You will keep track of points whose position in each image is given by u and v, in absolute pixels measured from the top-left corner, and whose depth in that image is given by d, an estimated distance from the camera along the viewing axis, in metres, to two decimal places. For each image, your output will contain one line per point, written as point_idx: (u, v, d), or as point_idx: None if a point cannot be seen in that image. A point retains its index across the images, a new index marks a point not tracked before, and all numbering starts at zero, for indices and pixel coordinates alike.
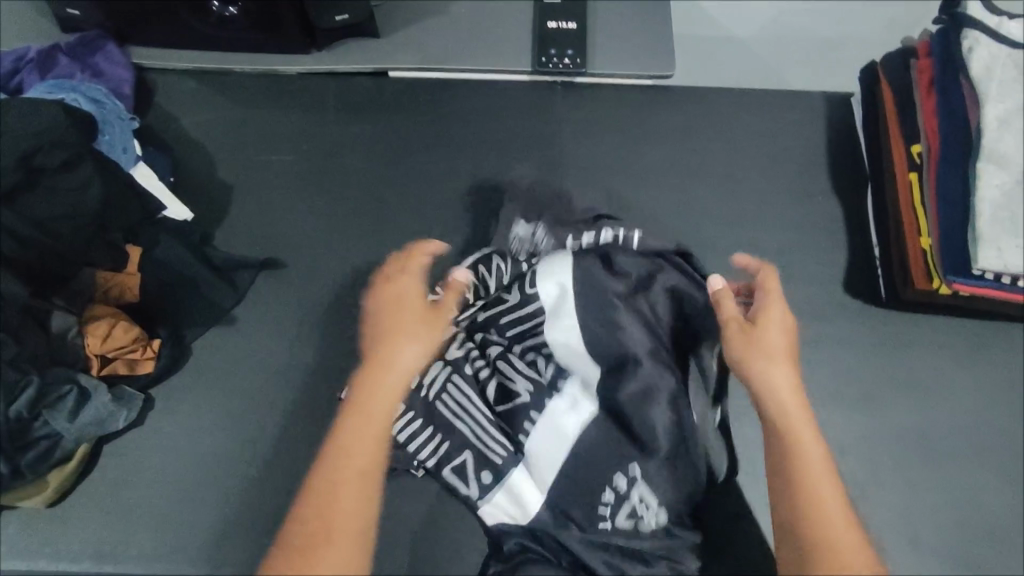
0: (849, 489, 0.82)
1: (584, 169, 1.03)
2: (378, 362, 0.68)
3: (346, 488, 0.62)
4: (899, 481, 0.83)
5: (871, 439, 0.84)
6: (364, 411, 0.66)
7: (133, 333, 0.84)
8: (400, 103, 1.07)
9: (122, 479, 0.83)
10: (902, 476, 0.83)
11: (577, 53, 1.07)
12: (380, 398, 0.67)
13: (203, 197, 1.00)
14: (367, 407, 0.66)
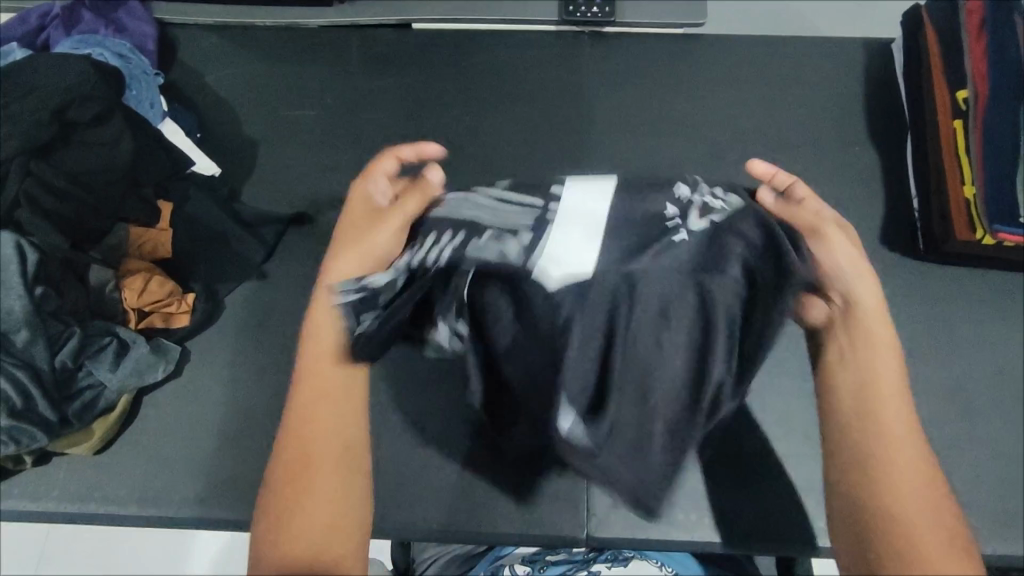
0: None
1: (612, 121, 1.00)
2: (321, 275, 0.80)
3: (314, 439, 0.69)
4: (933, 433, 0.82)
5: None
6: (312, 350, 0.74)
7: (169, 287, 0.85)
8: (423, 55, 1.05)
9: (162, 428, 0.85)
10: (937, 429, 0.82)
11: (605, 1, 1.04)
12: (325, 331, 0.75)
13: (228, 152, 0.99)
14: (318, 356, 0.74)
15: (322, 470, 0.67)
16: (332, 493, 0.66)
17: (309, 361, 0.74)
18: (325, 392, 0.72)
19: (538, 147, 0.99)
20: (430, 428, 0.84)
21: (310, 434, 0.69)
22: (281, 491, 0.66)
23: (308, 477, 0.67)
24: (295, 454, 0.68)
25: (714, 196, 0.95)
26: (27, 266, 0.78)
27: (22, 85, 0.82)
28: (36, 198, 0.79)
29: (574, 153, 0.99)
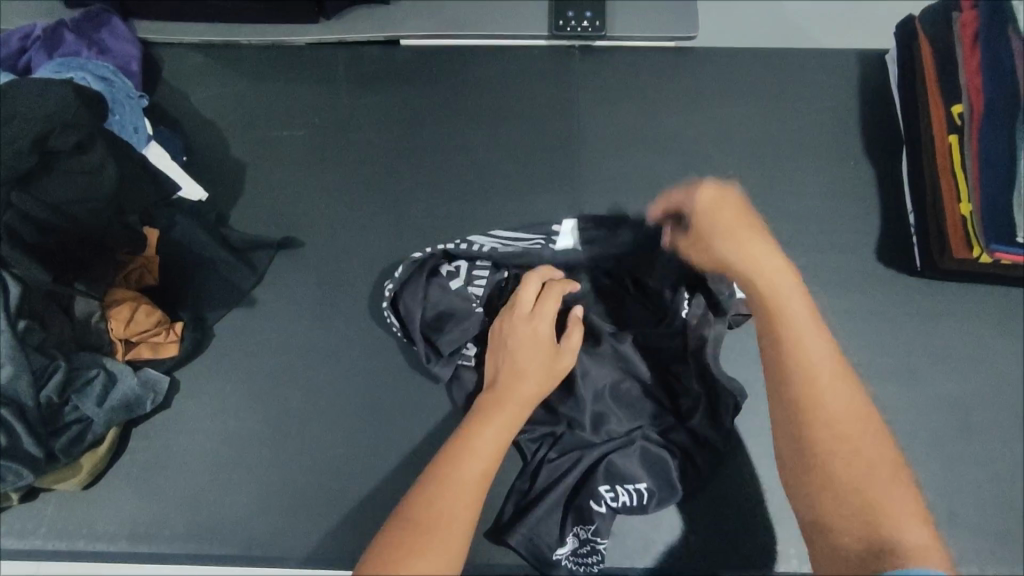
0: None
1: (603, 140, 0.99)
2: (508, 374, 0.77)
3: (451, 490, 0.63)
4: (933, 456, 0.81)
5: (904, 412, 0.83)
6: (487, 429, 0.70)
7: (156, 317, 0.84)
8: (412, 72, 1.03)
9: (152, 460, 0.84)
10: (937, 450, 0.81)
11: (596, 15, 1.03)
12: (501, 421, 0.72)
13: (215, 175, 0.97)
14: (488, 421, 0.72)
15: (453, 528, 0.60)
16: (437, 543, 0.58)
17: (475, 422, 0.72)
18: (479, 451, 0.68)
19: (530, 166, 0.98)
20: (424, 456, 0.83)
21: (455, 486, 0.64)
22: (407, 525, 0.60)
23: (438, 530, 0.60)
24: (428, 491, 0.63)
25: None
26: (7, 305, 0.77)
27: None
28: (19, 232, 0.78)
29: (566, 171, 0.97)
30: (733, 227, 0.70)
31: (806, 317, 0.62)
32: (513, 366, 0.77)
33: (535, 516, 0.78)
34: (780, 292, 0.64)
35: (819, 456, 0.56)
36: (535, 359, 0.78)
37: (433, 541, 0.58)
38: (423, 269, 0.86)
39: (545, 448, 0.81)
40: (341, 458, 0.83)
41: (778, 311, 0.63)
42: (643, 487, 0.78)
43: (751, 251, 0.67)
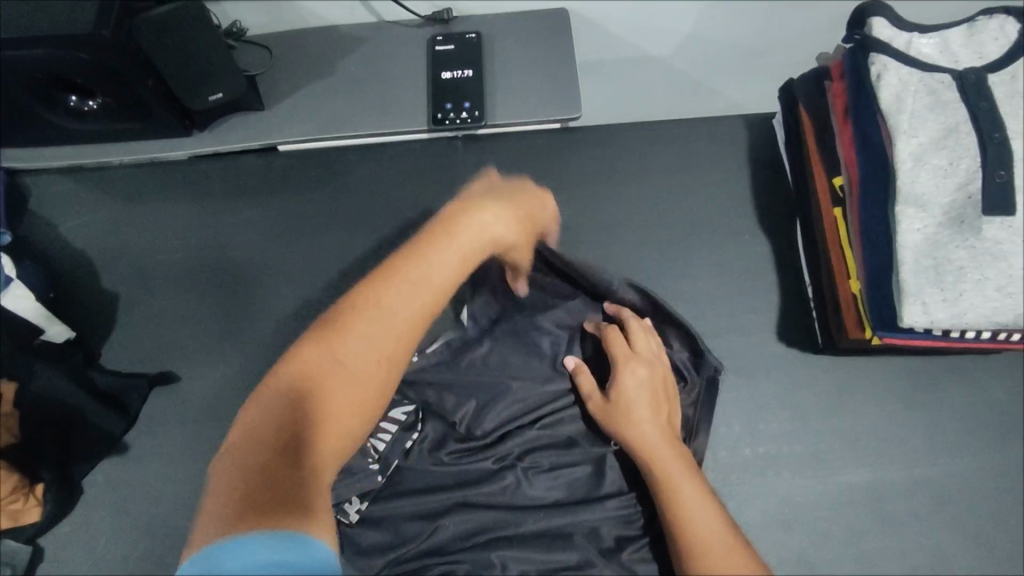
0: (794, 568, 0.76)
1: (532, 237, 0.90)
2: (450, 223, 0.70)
3: (372, 368, 0.58)
4: (848, 551, 0.77)
5: (816, 505, 0.79)
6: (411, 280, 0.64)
7: (12, 482, 0.78)
8: (291, 180, 0.99)
9: None
10: (850, 546, 0.77)
11: (475, 105, 1.00)
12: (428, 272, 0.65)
13: (85, 311, 0.92)
14: (416, 279, 0.64)
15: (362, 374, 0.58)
16: (345, 432, 0.55)
17: (403, 269, 0.64)
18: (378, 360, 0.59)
19: None
20: None
21: (363, 359, 0.58)
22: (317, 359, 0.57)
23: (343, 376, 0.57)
24: (338, 365, 0.57)
25: None
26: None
27: None
28: None
29: None
30: (636, 399, 0.75)
31: (702, 502, 0.69)
32: (469, 232, 0.69)
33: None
34: (674, 482, 0.70)
35: None
36: (494, 221, 0.71)
37: (330, 379, 0.56)
38: None
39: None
40: None
41: (657, 471, 0.71)
42: None
43: (646, 437, 0.73)
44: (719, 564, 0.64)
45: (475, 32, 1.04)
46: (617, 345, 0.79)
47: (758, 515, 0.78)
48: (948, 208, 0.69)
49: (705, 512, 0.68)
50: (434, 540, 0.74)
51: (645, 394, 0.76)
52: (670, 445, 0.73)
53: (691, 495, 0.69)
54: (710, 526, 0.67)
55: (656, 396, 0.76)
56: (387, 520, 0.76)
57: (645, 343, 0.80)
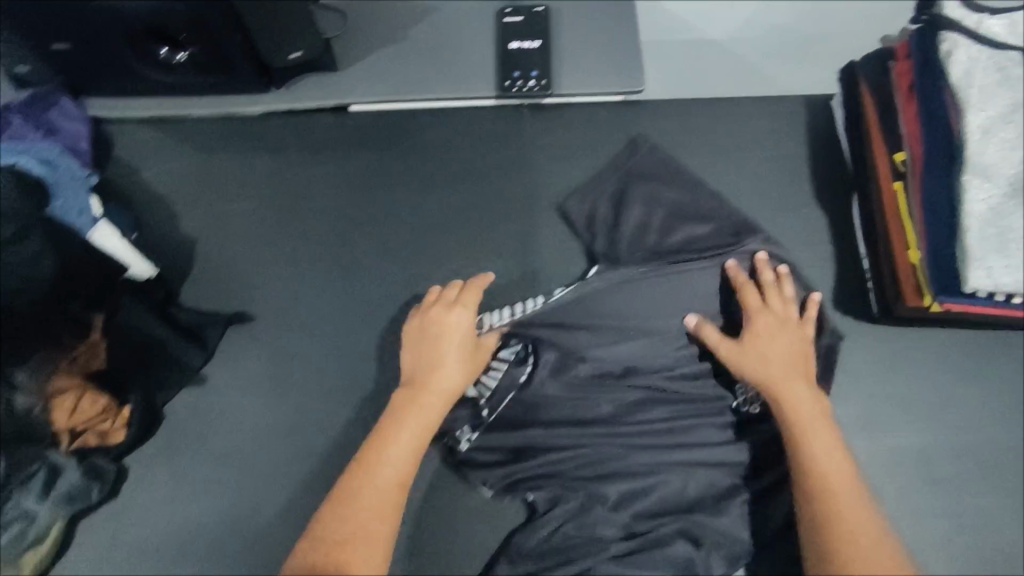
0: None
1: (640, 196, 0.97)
2: (415, 387, 0.79)
3: (377, 515, 0.70)
4: (894, 508, 0.82)
5: (865, 465, 0.83)
6: (387, 458, 0.74)
7: (102, 403, 0.83)
8: (363, 139, 1.03)
9: (103, 551, 0.82)
10: (892, 506, 0.81)
11: (542, 74, 1.03)
12: (404, 438, 0.76)
13: (166, 252, 0.97)
14: (395, 451, 0.75)
15: (372, 549, 0.68)
16: None
17: (385, 430, 0.76)
18: (383, 494, 0.72)
19: (485, 227, 0.98)
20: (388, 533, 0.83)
21: (377, 485, 0.72)
22: (325, 541, 0.68)
23: (358, 540, 0.68)
24: (355, 508, 0.70)
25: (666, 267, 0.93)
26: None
27: None
28: None
29: (521, 232, 0.98)
30: (784, 349, 0.80)
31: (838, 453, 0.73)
32: (428, 391, 0.79)
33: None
34: (821, 431, 0.74)
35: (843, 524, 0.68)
36: (450, 376, 0.80)
37: (351, 537, 0.68)
38: None
39: (553, 519, 0.80)
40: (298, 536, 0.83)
41: (797, 418, 0.75)
42: None
43: (793, 386, 0.77)
44: (848, 510, 0.69)
45: (544, 5, 1.07)
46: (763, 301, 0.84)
47: None
48: (1012, 180, 0.75)
49: (838, 459, 0.73)
50: (545, 473, 0.82)
51: (789, 346, 0.80)
52: (811, 394, 0.77)
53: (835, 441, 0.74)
54: (845, 474, 0.72)
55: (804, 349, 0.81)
56: (502, 445, 0.84)
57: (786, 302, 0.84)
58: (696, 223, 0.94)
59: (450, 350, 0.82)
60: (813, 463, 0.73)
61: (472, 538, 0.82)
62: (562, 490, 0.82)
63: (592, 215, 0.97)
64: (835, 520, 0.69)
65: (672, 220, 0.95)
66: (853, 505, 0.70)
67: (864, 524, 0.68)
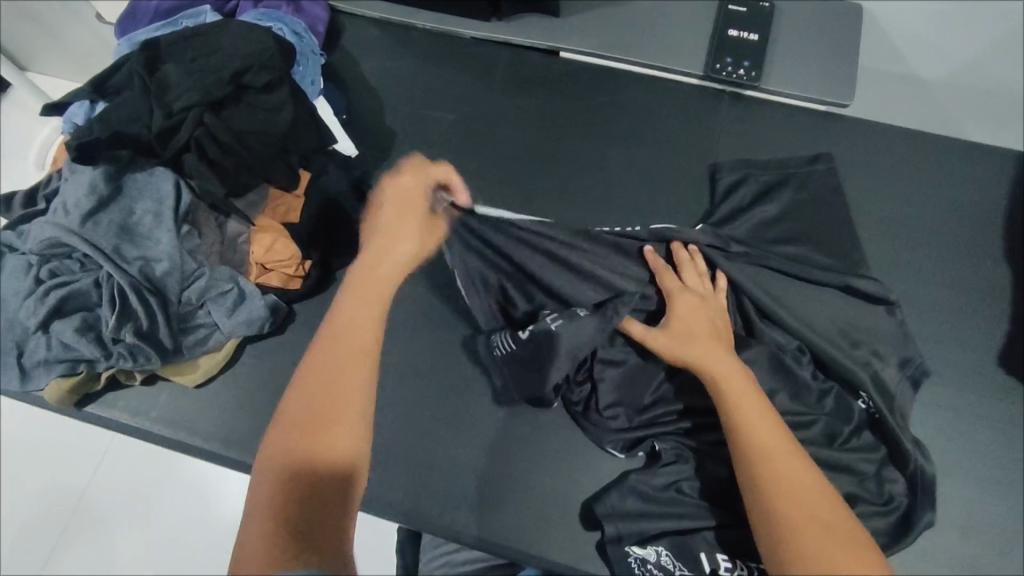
0: (948, 565, 0.82)
1: (792, 203, 0.97)
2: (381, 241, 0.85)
3: (337, 397, 0.65)
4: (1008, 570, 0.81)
5: (984, 521, 0.83)
6: (344, 309, 0.72)
7: (293, 250, 0.92)
8: (565, 84, 1.09)
9: (256, 377, 0.89)
10: (1008, 564, 0.82)
11: (752, 65, 1.05)
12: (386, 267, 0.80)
13: (368, 139, 1.05)
14: (367, 288, 0.75)
15: (331, 424, 0.64)
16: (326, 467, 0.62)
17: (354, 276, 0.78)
18: (344, 382, 0.66)
19: (659, 195, 1.02)
20: (512, 443, 0.88)
21: (343, 348, 0.68)
22: (295, 418, 0.65)
23: (334, 424, 0.64)
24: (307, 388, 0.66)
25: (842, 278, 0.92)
26: (97, 189, 0.85)
27: (207, 44, 0.92)
28: (203, 146, 0.87)
29: (692, 209, 1.01)
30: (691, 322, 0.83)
31: (768, 422, 0.72)
32: (392, 251, 0.83)
33: (641, 524, 0.81)
34: (745, 401, 0.73)
35: (783, 502, 0.65)
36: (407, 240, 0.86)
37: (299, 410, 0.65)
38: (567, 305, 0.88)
39: (672, 473, 0.84)
40: (429, 418, 0.90)
41: (721, 385, 0.75)
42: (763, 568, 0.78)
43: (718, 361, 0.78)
44: (794, 497, 0.65)
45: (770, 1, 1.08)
46: (671, 282, 0.88)
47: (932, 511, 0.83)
48: None
49: (768, 430, 0.71)
50: (668, 428, 0.86)
51: (702, 321, 0.83)
52: (727, 358, 0.78)
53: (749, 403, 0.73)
54: (773, 444, 0.69)
55: (709, 325, 0.83)
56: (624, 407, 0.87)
57: (695, 284, 0.88)
58: (846, 245, 0.95)
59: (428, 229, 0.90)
60: (743, 438, 0.70)
61: (586, 472, 0.87)
62: (683, 447, 0.85)
63: (764, 207, 0.98)
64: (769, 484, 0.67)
65: (811, 229, 0.96)
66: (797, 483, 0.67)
67: (830, 506, 0.65)
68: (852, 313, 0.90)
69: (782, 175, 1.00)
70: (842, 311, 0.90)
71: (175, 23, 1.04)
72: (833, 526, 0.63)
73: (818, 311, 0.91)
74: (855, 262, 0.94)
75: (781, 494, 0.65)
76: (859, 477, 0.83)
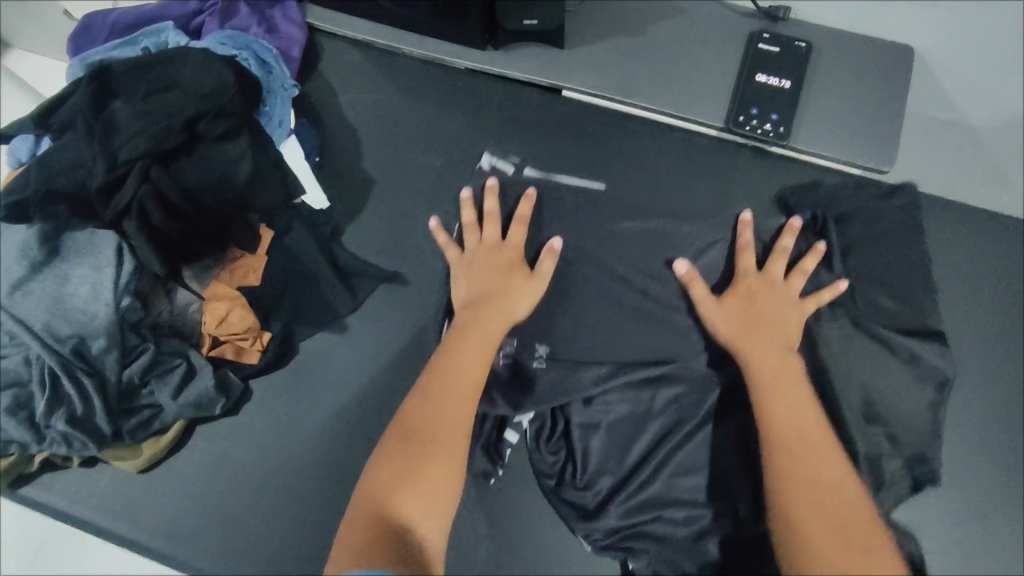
0: None
1: (861, 238, 0.86)
2: (471, 320, 0.77)
3: (435, 442, 0.67)
4: None
5: None
6: (447, 362, 0.73)
7: (248, 323, 0.81)
8: (567, 128, 0.97)
9: (204, 465, 0.82)
10: None
11: (782, 119, 0.91)
12: (464, 364, 0.73)
13: (342, 186, 0.94)
14: (476, 338, 0.76)
15: (428, 453, 0.67)
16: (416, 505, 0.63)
17: (467, 326, 0.77)
18: (444, 429, 0.68)
19: None
20: (484, 545, 0.81)
21: (455, 394, 0.71)
22: (405, 438, 0.67)
23: (427, 453, 0.66)
24: (417, 437, 0.67)
25: (869, 383, 0.81)
26: (29, 252, 0.77)
27: (163, 77, 0.82)
28: (148, 209, 0.76)
29: None
30: (753, 302, 0.79)
31: (812, 414, 0.70)
32: (498, 319, 0.78)
33: None
34: (789, 392, 0.72)
35: (822, 483, 0.65)
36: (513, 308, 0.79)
37: (421, 454, 0.66)
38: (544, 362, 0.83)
39: None
40: None
41: (763, 370, 0.74)
42: None
43: (762, 344, 0.76)
44: (829, 480, 0.65)
45: (807, 41, 0.93)
46: (746, 262, 0.82)
47: None
48: None
49: (813, 420, 0.70)
50: (644, 519, 0.79)
51: (774, 301, 0.79)
52: (778, 348, 0.75)
53: (796, 392, 0.72)
54: (820, 440, 0.68)
55: (779, 309, 0.79)
56: (596, 487, 0.80)
57: (776, 271, 0.81)
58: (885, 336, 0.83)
59: (512, 302, 0.80)
60: (785, 419, 0.70)
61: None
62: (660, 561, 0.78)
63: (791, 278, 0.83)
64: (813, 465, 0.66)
65: (878, 268, 0.86)
66: (836, 495, 0.64)
67: (860, 504, 0.64)
68: (879, 424, 0.80)
69: (856, 206, 0.88)
70: (868, 422, 0.80)
71: (133, 41, 0.92)
72: (860, 518, 0.62)
73: (851, 422, 0.79)
74: (927, 311, 0.84)
75: (819, 480, 0.65)
76: None
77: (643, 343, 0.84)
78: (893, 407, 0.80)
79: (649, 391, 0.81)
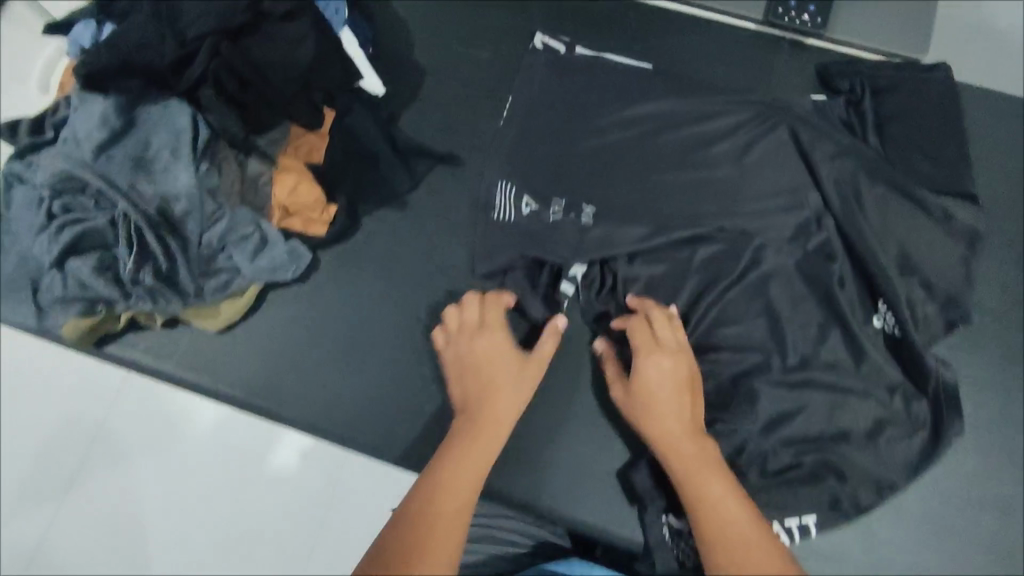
0: (981, 545, 0.81)
1: (895, 110, 0.91)
2: (471, 361, 0.80)
3: (465, 471, 0.68)
4: None
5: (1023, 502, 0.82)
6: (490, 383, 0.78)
7: (315, 195, 0.86)
8: (611, 24, 1.01)
9: (278, 328, 0.87)
10: None
11: (817, 11, 0.96)
12: (505, 391, 0.77)
13: (396, 77, 0.98)
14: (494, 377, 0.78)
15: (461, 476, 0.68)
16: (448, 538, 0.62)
17: (480, 369, 0.79)
18: (472, 468, 0.69)
19: None
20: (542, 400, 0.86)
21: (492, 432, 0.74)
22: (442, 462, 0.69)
23: (449, 480, 0.67)
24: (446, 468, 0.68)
25: (904, 248, 0.86)
26: (108, 121, 0.79)
27: None
28: (222, 80, 0.82)
29: None
30: (653, 388, 0.76)
31: (726, 497, 0.67)
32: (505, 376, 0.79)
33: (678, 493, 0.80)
34: (700, 476, 0.69)
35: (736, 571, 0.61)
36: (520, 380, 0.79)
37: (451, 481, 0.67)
38: (592, 218, 0.88)
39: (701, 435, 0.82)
40: None
41: (676, 463, 0.72)
42: (795, 526, 0.80)
43: (670, 428, 0.74)
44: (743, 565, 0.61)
45: None
46: (638, 335, 0.80)
47: (965, 493, 0.82)
48: None
49: (730, 502, 0.66)
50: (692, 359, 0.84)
51: (671, 376, 0.76)
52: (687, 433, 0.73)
53: (713, 485, 0.68)
54: (733, 512, 0.66)
55: (676, 378, 0.76)
56: None
57: (665, 336, 0.80)
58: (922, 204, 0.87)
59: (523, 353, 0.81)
60: (703, 497, 0.67)
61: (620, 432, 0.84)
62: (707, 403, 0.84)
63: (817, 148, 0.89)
64: (725, 534, 0.64)
65: (913, 135, 0.91)
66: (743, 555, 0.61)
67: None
68: (915, 284, 0.85)
69: (895, 81, 0.92)
70: (904, 284, 0.85)
71: None
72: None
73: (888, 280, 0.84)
74: (961, 174, 0.89)
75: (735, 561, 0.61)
76: (896, 457, 0.81)
77: (684, 206, 0.90)
78: (927, 269, 0.85)
79: (688, 250, 0.87)
